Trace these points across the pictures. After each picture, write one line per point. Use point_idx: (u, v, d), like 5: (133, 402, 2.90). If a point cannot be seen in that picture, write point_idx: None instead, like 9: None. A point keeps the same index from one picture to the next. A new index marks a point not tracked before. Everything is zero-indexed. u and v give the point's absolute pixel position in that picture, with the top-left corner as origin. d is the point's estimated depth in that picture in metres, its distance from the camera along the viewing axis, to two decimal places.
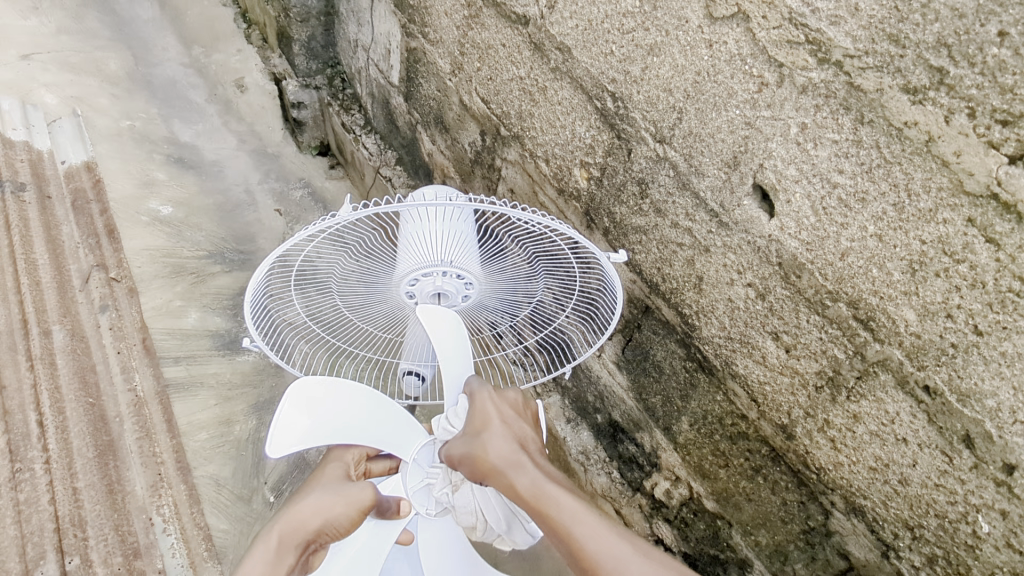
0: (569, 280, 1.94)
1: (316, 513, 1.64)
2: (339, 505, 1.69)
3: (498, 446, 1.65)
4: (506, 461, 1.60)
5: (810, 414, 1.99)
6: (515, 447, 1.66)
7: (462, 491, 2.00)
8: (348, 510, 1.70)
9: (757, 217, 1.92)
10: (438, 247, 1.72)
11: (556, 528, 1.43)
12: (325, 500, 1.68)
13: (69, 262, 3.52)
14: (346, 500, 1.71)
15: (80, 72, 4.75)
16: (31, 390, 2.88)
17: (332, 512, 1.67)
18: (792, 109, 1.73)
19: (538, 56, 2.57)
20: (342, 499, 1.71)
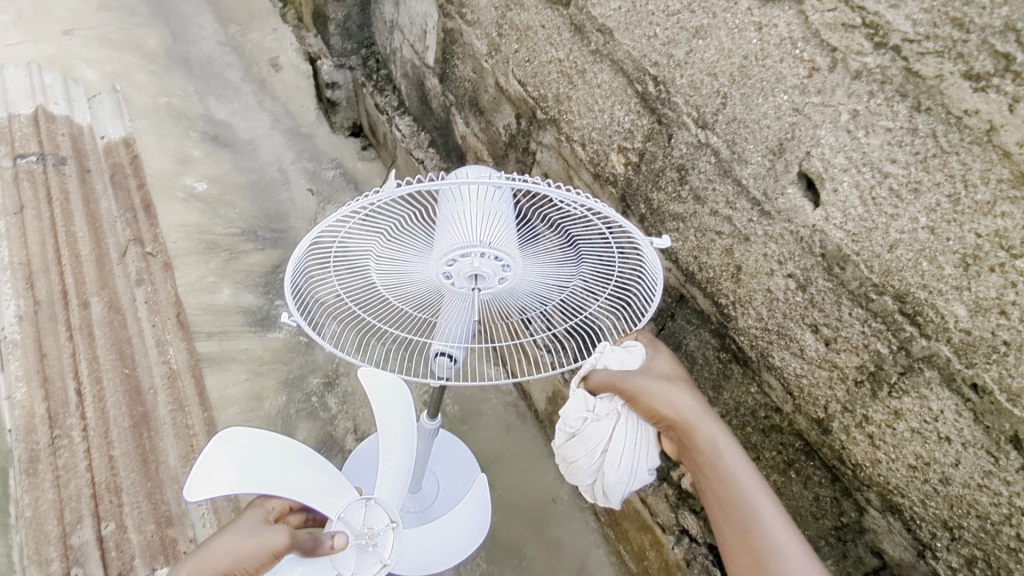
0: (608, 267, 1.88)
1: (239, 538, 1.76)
2: (265, 538, 1.78)
3: (678, 397, 1.72)
4: (689, 415, 1.70)
5: (848, 409, 1.95)
6: (686, 398, 1.74)
7: (600, 427, 1.80)
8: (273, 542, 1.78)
9: (802, 206, 1.88)
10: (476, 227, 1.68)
11: (733, 489, 1.58)
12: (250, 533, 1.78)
13: (107, 236, 3.61)
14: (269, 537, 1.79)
15: (120, 49, 4.85)
16: (70, 358, 3.07)
17: (251, 543, 1.75)
18: (843, 96, 1.67)
19: (578, 38, 2.53)
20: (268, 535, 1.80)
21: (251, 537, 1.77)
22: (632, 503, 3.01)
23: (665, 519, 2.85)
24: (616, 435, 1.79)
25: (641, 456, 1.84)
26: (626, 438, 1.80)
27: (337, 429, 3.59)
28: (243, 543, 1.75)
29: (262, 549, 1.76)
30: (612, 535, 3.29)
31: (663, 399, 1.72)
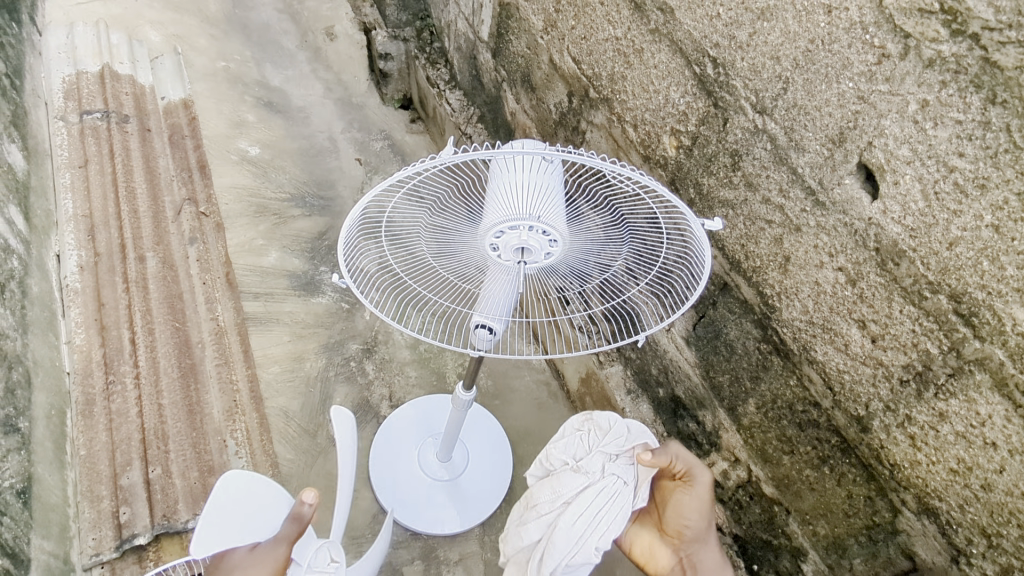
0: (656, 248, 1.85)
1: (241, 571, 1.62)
2: (266, 556, 1.64)
3: (694, 519, 2.01)
4: (696, 537, 2.04)
5: (890, 408, 1.91)
6: (704, 524, 2.04)
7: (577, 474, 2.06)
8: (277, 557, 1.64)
9: (858, 198, 1.83)
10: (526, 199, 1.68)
11: None
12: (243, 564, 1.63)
13: (165, 194, 3.79)
14: (267, 555, 1.64)
15: (183, 12, 4.96)
16: (126, 309, 3.20)
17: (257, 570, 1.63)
18: (914, 85, 1.62)
19: (638, 16, 2.50)
20: (265, 554, 1.64)
21: (252, 566, 1.63)
22: None
23: None
24: (584, 493, 2.02)
25: (597, 528, 1.99)
26: (596, 505, 1.99)
27: (373, 394, 3.69)
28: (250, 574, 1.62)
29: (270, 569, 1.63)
30: None
31: (684, 520, 2.01)
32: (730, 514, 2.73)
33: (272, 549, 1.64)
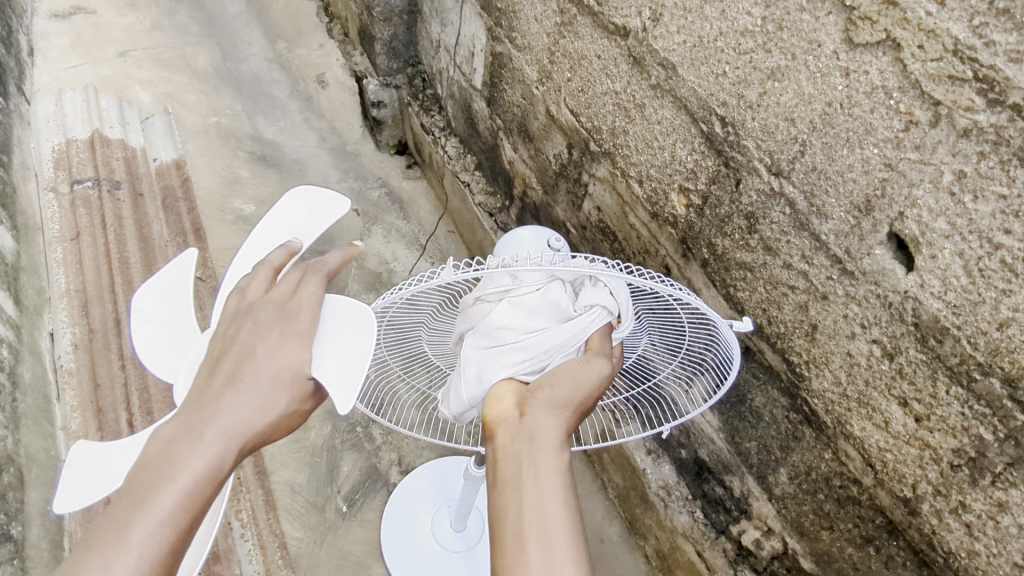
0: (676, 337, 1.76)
1: (241, 355, 1.30)
2: (250, 413, 1.24)
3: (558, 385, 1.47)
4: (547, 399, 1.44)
5: (941, 492, 1.76)
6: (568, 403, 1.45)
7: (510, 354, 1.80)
8: (223, 460, 1.20)
9: (891, 269, 1.69)
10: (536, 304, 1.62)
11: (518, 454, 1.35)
12: (263, 333, 1.32)
13: (159, 261, 3.59)
14: (288, 370, 1.29)
15: (172, 69, 4.90)
16: (123, 389, 3.06)
17: (195, 450, 1.18)
18: (947, 154, 1.49)
19: (637, 71, 2.38)
20: (266, 380, 1.28)
21: (230, 407, 1.24)
22: (686, 555, 2.83)
23: None
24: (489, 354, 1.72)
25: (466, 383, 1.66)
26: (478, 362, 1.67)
27: (381, 460, 3.46)
28: (195, 432, 1.20)
29: (193, 485, 1.16)
30: None
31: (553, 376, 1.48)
32: None
33: (263, 408, 1.26)
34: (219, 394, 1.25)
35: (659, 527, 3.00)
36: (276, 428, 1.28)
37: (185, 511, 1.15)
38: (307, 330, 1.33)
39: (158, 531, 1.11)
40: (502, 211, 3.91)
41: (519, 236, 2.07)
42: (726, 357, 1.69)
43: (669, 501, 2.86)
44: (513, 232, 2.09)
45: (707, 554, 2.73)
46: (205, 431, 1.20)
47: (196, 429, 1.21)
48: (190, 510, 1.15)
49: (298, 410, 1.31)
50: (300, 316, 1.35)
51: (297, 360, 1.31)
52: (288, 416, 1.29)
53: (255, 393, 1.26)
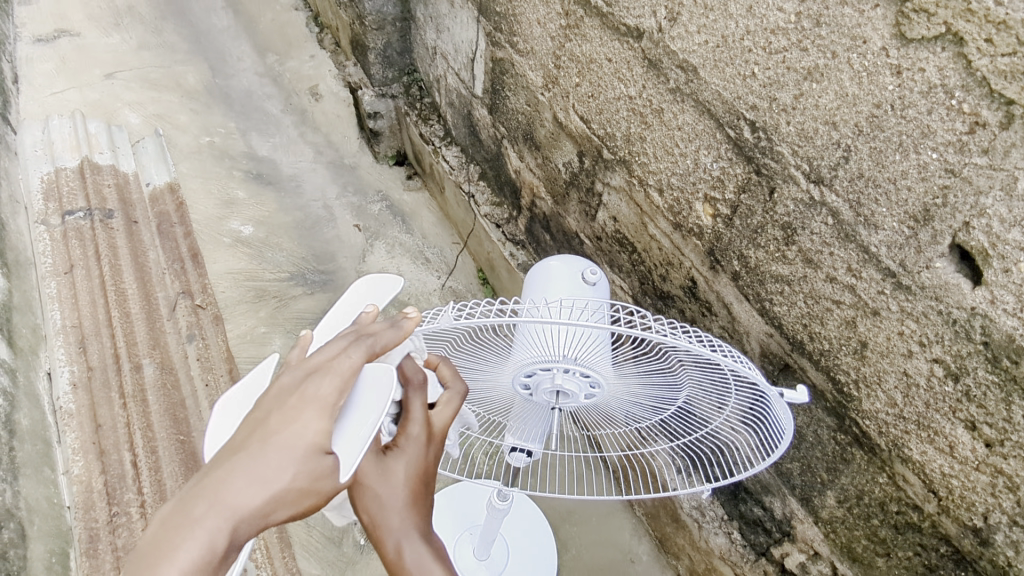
0: (722, 404, 1.61)
1: (255, 426, 1.04)
2: (253, 489, 0.96)
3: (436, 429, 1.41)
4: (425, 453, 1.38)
5: (1018, 523, 1.61)
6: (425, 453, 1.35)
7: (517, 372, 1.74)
8: (215, 543, 0.90)
9: (956, 284, 1.54)
10: (561, 346, 1.53)
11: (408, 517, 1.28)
12: (282, 401, 1.07)
13: (157, 290, 3.44)
14: (302, 437, 1.01)
15: (161, 89, 4.76)
16: (125, 429, 2.83)
17: (184, 534, 0.90)
18: (1022, 158, 1.35)
19: (653, 74, 2.22)
20: (277, 450, 1.00)
21: (233, 478, 0.96)
22: None
23: None
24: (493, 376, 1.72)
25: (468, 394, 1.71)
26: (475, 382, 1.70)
27: None
28: (188, 508, 0.93)
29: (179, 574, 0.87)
30: None
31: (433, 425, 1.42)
32: None
33: (270, 480, 0.97)
34: (226, 464, 0.99)
35: (693, 549, 2.85)
36: (289, 510, 0.98)
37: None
38: (332, 395, 1.07)
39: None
40: (509, 221, 3.75)
41: (549, 266, 2.02)
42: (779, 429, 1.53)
43: (704, 523, 2.72)
44: (546, 262, 2.06)
45: None
46: (200, 504, 0.93)
47: (193, 504, 0.94)
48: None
49: (317, 491, 1.00)
50: (324, 379, 1.09)
51: (317, 426, 1.03)
52: (302, 494, 0.98)
53: (263, 462, 0.98)
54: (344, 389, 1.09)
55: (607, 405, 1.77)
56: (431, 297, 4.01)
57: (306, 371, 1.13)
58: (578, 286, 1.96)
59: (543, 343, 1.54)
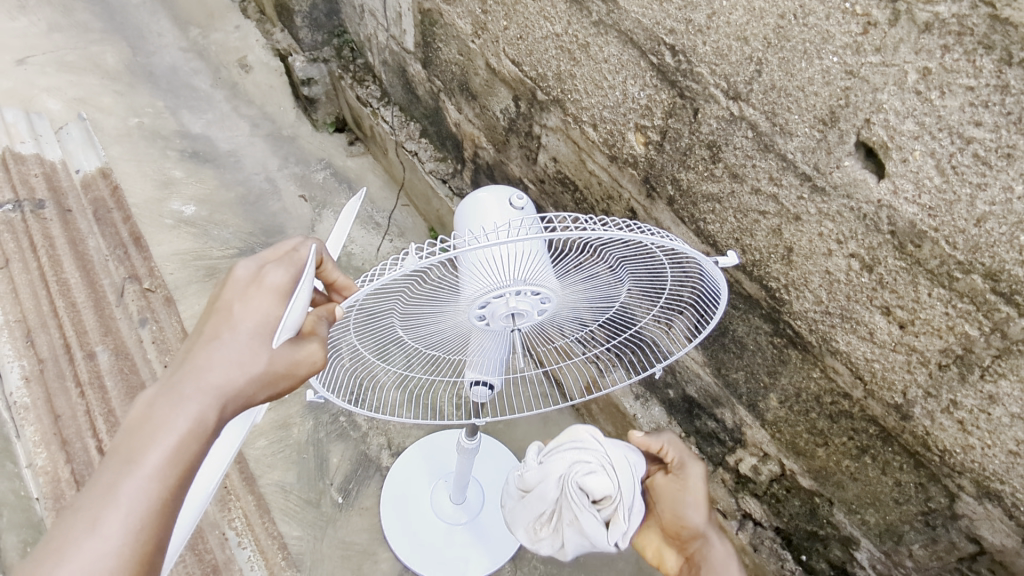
0: (658, 287, 1.79)
1: (220, 316, 1.20)
2: (229, 370, 1.15)
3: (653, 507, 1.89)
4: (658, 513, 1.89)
5: (931, 393, 1.78)
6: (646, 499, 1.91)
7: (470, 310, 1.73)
8: (206, 416, 1.10)
9: (863, 179, 1.66)
10: (512, 269, 1.59)
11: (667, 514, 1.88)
12: (242, 293, 1.22)
13: (101, 277, 3.32)
14: (263, 325, 1.19)
15: (79, 71, 4.55)
16: (86, 417, 2.80)
17: (176, 410, 1.08)
18: (909, 52, 1.45)
19: (576, 9, 2.26)
20: (245, 337, 1.18)
21: (211, 362, 1.15)
22: None
23: (726, 505, 2.72)
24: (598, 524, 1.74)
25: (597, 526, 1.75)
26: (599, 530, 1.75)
27: (370, 446, 3.32)
28: (173, 389, 1.11)
29: (179, 441, 1.07)
30: None
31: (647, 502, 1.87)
32: (769, 508, 2.62)
33: (245, 362, 1.16)
34: (201, 350, 1.16)
35: None
36: (262, 386, 1.18)
37: (173, 469, 1.05)
38: (285, 288, 1.24)
39: (144, 491, 1.02)
40: (455, 176, 3.77)
41: (479, 198, 2.17)
42: (714, 295, 1.75)
43: None
44: (473, 195, 2.21)
45: (707, 487, 2.77)
46: (186, 385, 1.11)
47: (177, 386, 1.11)
48: (178, 466, 1.06)
49: (283, 369, 1.19)
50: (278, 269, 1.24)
51: (277, 315, 1.20)
52: (274, 372, 1.18)
53: (234, 349, 1.16)
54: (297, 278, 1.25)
55: (557, 315, 1.89)
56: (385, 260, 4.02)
57: (259, 265, 1.28)
58: (507, 212, 2.13)
59: (491, 270, 1.59)
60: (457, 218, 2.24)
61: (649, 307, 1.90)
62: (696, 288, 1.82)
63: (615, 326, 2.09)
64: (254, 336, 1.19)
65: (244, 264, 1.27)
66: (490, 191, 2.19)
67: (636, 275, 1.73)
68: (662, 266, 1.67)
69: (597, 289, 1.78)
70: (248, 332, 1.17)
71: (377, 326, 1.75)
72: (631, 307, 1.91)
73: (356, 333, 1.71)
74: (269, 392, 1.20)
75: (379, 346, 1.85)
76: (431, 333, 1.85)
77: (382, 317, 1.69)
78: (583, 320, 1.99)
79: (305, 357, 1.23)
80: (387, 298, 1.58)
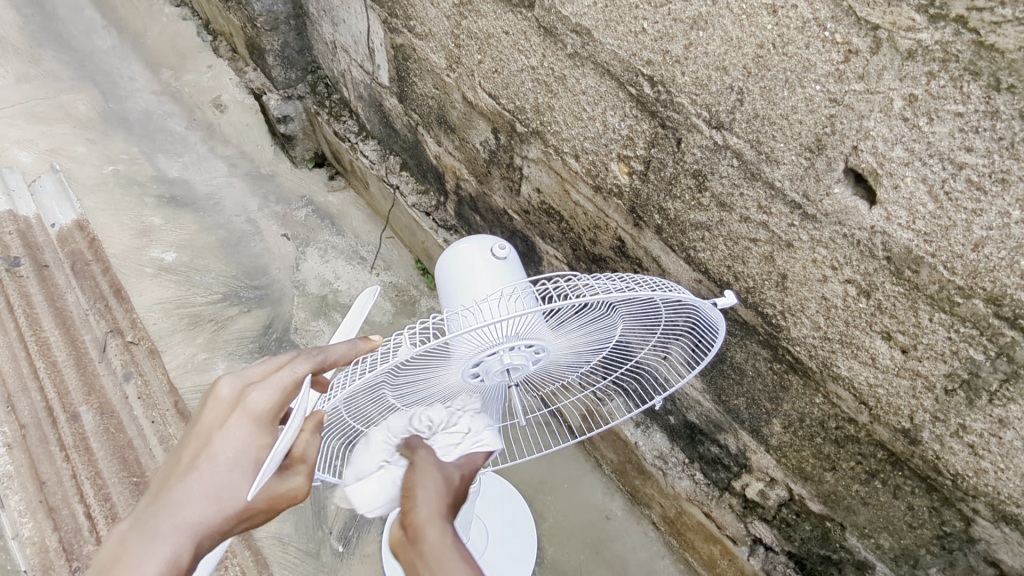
0: (653, 318, 1.74)
1: (200, 444, 1.24)
2: (207, 508, 1.19)
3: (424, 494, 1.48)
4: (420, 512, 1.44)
5: (939, 418, 1.73)
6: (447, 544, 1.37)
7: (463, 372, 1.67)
8: (179, 556, 1.15)
9: (855, 207, 1.63)
10: (503, 329, 1.55)
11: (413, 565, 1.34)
12: (223, 420, 1.25)
13: (83, 333, 3.17)
14: (243, 458, 1.23)
15: (51, 122, 4.47)
16: (73, 481, 2.68)
17: (149, 550, 1.14)
18: (894, 79, 1.42)
19: (550, 41, 2.23)
20: (223, 474, 1.22)
21: (189, 498, 1.20)
22: (694, 517, 2.80)
23: (735, 531, 2.66)
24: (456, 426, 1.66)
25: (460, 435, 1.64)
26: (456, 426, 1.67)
27: None
28: (152, 528, 1.16)
29: None
30: (677, 544, 3.06)
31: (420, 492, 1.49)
32: (780, 533, 2.54)
33: (221, 500, 1.20)
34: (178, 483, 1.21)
35: (662, 496, 2.93)
36: (239, 519, 1.24)
37: None
38: (267, 412, 1.25)
39: None
40: (438, 208, 3.72)
41: (461, 250, 2.11)
42: (710, 325, 1.74)
43: (668, 470, 2.81)
44: (453, 246, 2.14)
45: (715, 513, 2.70)
46: (161, 524, 1.16)
47: (153, 523, 1.16)
48: None
49: (258, 505, 1.24)
50: (262, 392, 1.26)
51: (258, 445, 1.24)
52: (251, 509, 1.24)
53: (212, 485, 1.20)
54: (280, 407, 1.26)
55: (553, 362, 1.83)
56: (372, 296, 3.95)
57: (244, 383, 1.29)
58: (490, 262, 2.10)
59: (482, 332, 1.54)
60: (438, 270, 2.17)
61: (645, 339, 1.87)
62: (690, 316, 1.81)
63: (613, 360, 2.03)
64: (232, 472, 1.22)
65: (226, 384, 1.28)
66: (476, 237, 2.15)
67: (631, 314, 1.70)
68: (659, 304, 1.63)
69: (589, 336, 1.75)
70: (228, 467, 1.21)
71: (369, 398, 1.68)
72: (628, 342, 1.89)
73: (347, 407, 1.64)
74: (249, 520, 1.27)
75: (372, 416, 1.78)
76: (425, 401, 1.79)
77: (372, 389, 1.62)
78: (576, 365, 1.93)
79: (281, 492, 1.29)
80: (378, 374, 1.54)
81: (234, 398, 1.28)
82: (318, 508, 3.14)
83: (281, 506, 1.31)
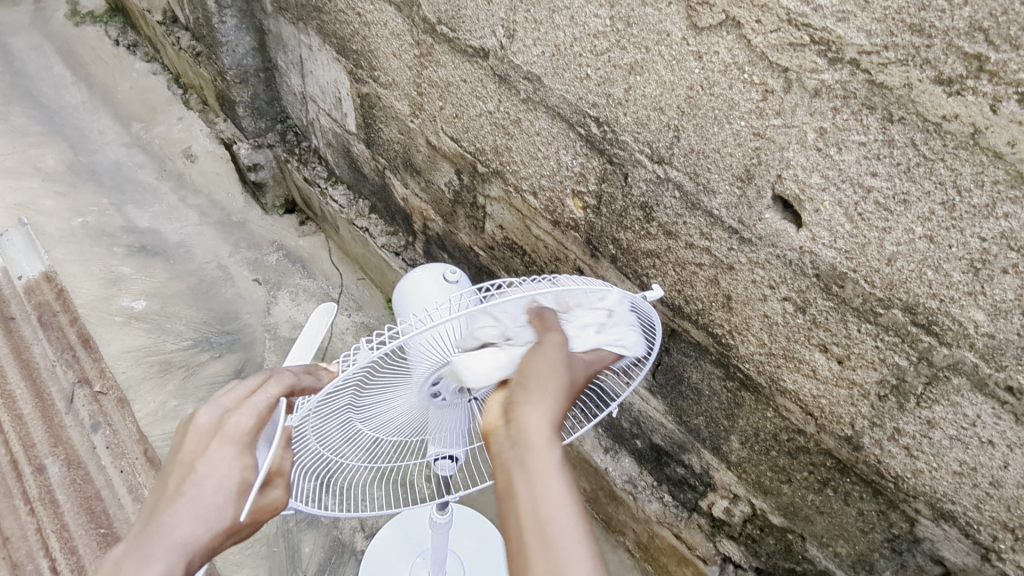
0: None
1: (184, 470, 1.28)
2: (197, 526, 1.23)
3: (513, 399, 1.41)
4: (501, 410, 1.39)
5: (876, 423, 1.86)
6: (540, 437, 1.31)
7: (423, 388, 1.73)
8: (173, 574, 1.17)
9: (784, 229, 1.78)
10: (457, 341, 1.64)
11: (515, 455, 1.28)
12: (206, 445, 1.30)
13: (49, 385, 3.12)
14: (228, 480, 1.28)
15: (19, 177, 4.51)
16: (37, 535, 2.66)
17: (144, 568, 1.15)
18: (806, 115, 1.59)
19: (505, 88, 2.39)
20: (210, 496, 1.26)
21: (178, 519, 1.23)
22: (665, 539, 2.86)
23: (705, 551, 2.72)
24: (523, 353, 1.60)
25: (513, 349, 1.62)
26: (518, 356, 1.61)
27: (342, 530, 3.21)
28: (145, 549, 1.18)
29: None
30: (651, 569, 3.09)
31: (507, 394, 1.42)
32: (746, 550, 2.61)
33: (210, 520, 1.25)
34: (166, 507, 1.24)
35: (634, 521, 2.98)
36: (226, 536, 1.28)
37: None
38: (248, 435, 1.32)
39: None
40: (407, 248, 3.83)
41: (416, 277, 2.21)
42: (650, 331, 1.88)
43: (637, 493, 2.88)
44: (410, 274, 2.25)
45: (684, 533, 2.77)
46: (155, 546, 1.18)
47: (148, 544, 1.18)
48: None
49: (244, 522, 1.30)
50: (242, 416, 1.33)
51: (241, 467, 1.30)
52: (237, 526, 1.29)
53: (200, 505, 1.24)
54: (259, 430, 1.34)
55: None
56: (344, 336, 4.00)
57: (222, 410, 1.35)
58: (444, 287, 2.20)
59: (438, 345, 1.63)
60: (394, 300, 2.26)
61: None
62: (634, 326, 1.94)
63: None
64: (219, 493, 1.27)
65: (206, 412, 1.34)
66: (431, 267, 2.26)
67: None
68: None
69: None
70: (216, 489, 1.26)
71: (335, 421, 1.73)
72: None
73: (314, 430, 1.70)
74: (231, 539, 1.31)
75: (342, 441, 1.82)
76: (392, 424, 1.84)
77: (336, 410, 1.68)
78: None
79: (264, 506, 1.37)
80: (342, 394, 1.61)
81: (213, 425, 1.33)
82: (292, 551, 3.12)
83: (262, 521, 1.38)
